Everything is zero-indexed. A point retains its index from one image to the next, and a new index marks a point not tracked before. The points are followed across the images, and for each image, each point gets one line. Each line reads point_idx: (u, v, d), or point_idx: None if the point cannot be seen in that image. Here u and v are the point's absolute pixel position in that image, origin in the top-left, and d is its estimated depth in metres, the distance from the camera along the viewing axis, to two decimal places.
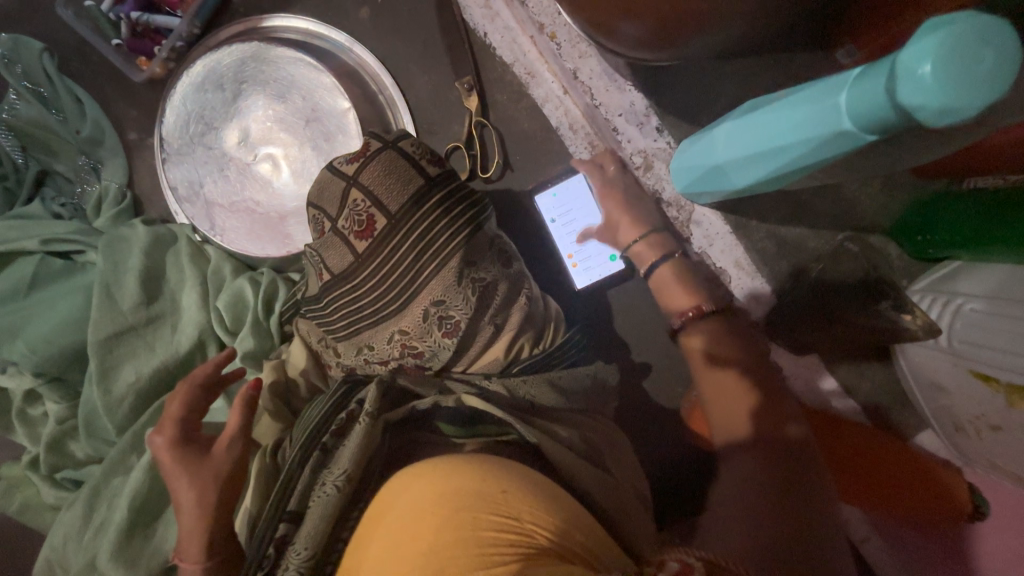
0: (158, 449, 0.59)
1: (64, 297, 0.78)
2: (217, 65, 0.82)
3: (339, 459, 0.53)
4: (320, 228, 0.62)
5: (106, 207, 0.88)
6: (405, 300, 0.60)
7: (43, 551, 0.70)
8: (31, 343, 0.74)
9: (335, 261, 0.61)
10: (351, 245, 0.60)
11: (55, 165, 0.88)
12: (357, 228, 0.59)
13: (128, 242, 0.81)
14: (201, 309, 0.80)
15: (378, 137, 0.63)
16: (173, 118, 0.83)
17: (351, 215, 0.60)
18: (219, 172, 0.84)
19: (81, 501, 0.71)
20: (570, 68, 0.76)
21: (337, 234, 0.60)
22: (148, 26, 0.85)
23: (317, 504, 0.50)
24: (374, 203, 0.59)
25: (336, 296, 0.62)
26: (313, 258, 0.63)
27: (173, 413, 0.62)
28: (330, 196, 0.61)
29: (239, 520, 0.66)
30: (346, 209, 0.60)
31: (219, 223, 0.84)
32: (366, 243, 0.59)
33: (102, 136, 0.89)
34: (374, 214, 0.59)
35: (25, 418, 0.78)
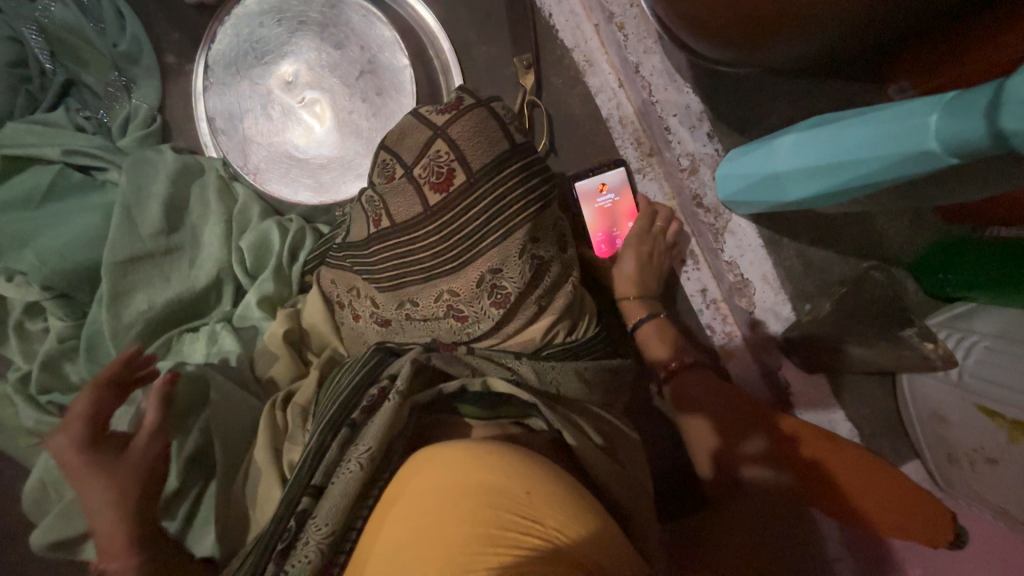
0: (62, 450, 0.54)
1: (83, 213, 0.75)
2: (280, 2, 0.80)
3: (364, 436, 0.52)
4: (389, 173, 0.60)
5: (133, 128, 0.84)
6: (463, 263, 0.59)
7: (32, 478, 0.65)
8: (42, 255, 0.71)
9: (400, 209, 0.59)
10: (423, 195, 0.58)
11: (84, 76, 0.83)
12: (435, 180, 0.57)
13: (154, 167, 0.78)
14: (223, 247, 0.78)
15: (471, 94, 0.61)
16: (224, 45, 0.80)
17: (431, 165, 0.58)
18: (261, 109, 0.81)
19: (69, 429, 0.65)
20: (633, 61, 0.77)
21: (411, 181, 0.58)
22: None
23: (340, 481, 0.50)
24: (457, 157, 0.57)
25: (391, 244, 0.60)
26: (375, 202, 0.61)
27: (77, 410, 0.56)
28: (409, 144, 0.59)
29: (240, 476, 0.64)
30: (426, 158, 0.58)
31: (253, 161, 0.82)
32: (440, 198, 0.57)
33: (139, 54, 0.86)
34: (455, 169, 0.57)
35: (22, 331, 0.74)
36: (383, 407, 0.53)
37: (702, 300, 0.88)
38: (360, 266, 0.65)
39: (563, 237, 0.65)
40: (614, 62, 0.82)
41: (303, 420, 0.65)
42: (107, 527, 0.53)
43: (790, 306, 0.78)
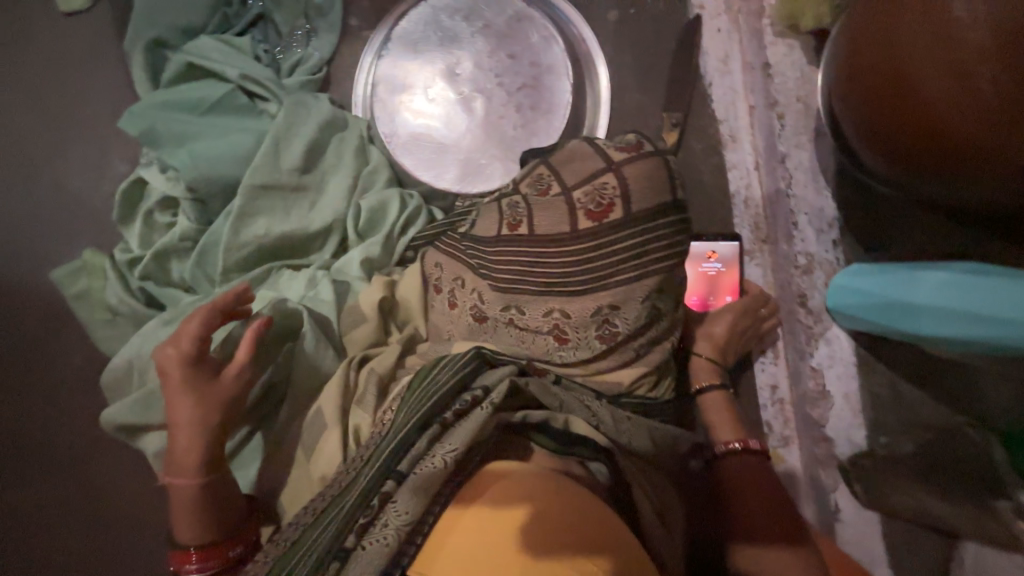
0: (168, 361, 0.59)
1: (239, 132, 0.81)
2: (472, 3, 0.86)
3: (452, 435, 0.54)
4: (545, 190, 0.66)
5: (300, 71, 0.90)
6: (588, 289, 0.63)
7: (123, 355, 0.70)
8: (194, 158, 0.77)
9: (548, 222, 0.65)
10: (576, 218, 0.64)
11: (274, 13, 0.91)
12: (592, 208, 0.63)
13: (310, 111, 0.84)
14: (345, 200, 0.83)
15: (648, 142, 0.65)
16: (410, 25, 0.86)
17: (593, 194, 0.63)
18: (421, 89, 0.86)
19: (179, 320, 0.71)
20: (782, 151, 0.78)
21: (568, 202, 0.64)
22: None
23: (424, 474, 0.51)
24: (621, 195, 0.62)
25: (528, 250, 0.66)
26: (522, 207, 0.67)
27: (190, 329, 0.59)
28: (576, 168, 0.65)
29: (305, 422, 0.67)
30: (589, 186, 0.64)
31: (396, 131, 0.86)
32: (592, 225, 0.63)
33: (326, 8, 0.92)
34: (615, 205, 0.63)
35: (151, 219, 0.80)
36: (474, 412, 0.55)
37: (769, 396, 0.83)
38: (482, 260, 0.69)
39: (679, 296, 0.68)
40: (758, 145, 0.83)
41: (378, 391, 0.66)
42: (188, 446, 0.59)
43: (864, 433, 0.77)
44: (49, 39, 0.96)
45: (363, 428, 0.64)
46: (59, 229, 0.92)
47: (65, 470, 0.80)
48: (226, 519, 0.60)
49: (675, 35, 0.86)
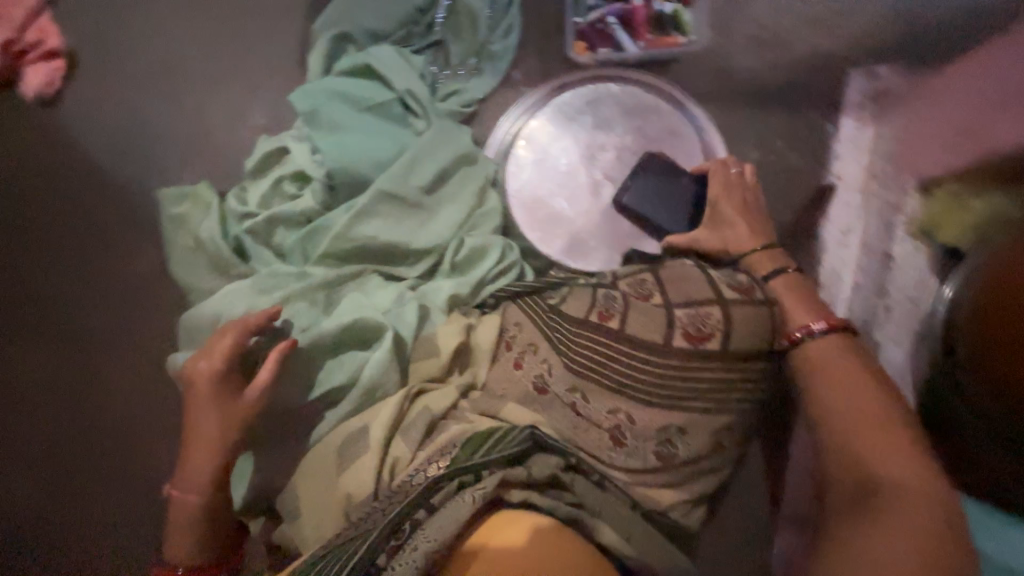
0: (196, 372, 0.68)
1: (384, 139, 0.86)
2: (632, 98, 0.89)
3: (483, 480, 0.61)
4: (644, 296, 0.68)
5: (454, 100, 0.95)
6: (662, 405, 0.65)
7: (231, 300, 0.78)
8: (342, 150, 0.83)
9: (643, 328, 0.66)
10: (671, 334, 0.66)
11: (452, 44, 0.97)
12: (690, 332, 0.65)
13: (451, 141, 0.89)
14: (452, 231, 0.86)
15: (759, 288, 0.69)
16: (570, 98, 0.90)
17: (695, 318, 0.66)
18: (558, 159, 0.89)
19: (275, 300, 0.78)
20: (879, 341, 0.82)
21: (670, 317, 0.66)
22: (609, 31, 0.92)
23: (455, 507, 0.58)
24: (722, 331, 0.65)
25: (612, 346, 0.67)
26: (619, 303, 0.69)
27: (223, 345, 0.70)
28: (685, 287, 0.68)
29: (347, 429, 0.69)
30: (693, 309, 0.66)
31: (521, 188, 0.89)
32: (686, 347, 0.65)
33: (498, 54, 0.97)
34: (714, 337, 0.65)
35: (279, 187, 0.85)
36: (504, 467, 0.62)
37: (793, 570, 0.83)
38: (562, 336, 0.70)
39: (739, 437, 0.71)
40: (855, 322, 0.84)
41: (426, 428, 0.68)
42: (200, 457, 0.67)
43: None
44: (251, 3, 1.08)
45: (400, 461, 0.66)
46: (205, 172, 1.04)
47: (137, 365, 0.93)
48: (216, 531, 0.67)
49: (813, 190, 0.88)
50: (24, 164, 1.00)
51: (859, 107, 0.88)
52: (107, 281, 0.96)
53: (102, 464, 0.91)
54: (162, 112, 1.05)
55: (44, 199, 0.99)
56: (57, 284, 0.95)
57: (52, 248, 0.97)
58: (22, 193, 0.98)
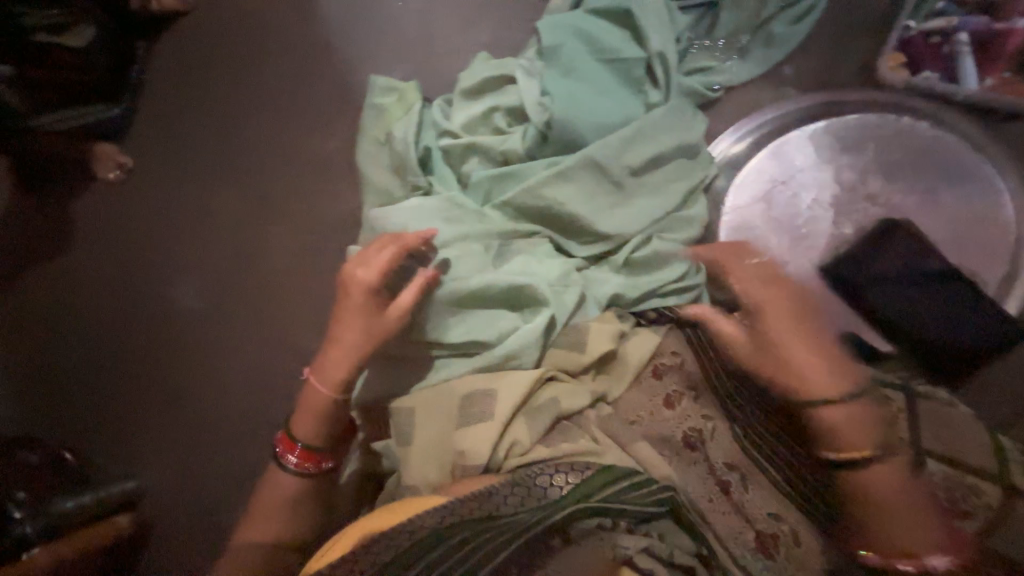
0: (355, 279, 0.70)
1: (614, 101, 0.77)
2: (933, 157, 0.72)
3: (623, 535, 0.55)
4: (891, 421, 0.57)
5: (701, 78, 0.81)
6: (852, 549, 0.54)
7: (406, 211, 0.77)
8: (570, 100, 0.76)
9: (883, 459, 0.54)
10: (911, 485, 0.53)
11: (729, 9, 0.80)
12: (937, 495, 0.53)
13: (684, 127, 0.78)
14: (644, 224, 0.76)
15: None
16: (854, 127, 0.75)
17: (949, 485, 0.54)
18: (803, 189, 0.75)
19: (456, 231, 0.76)
20: None
21: (915, 464, 0.54)
22: (947, 57, 0.74)
23: (592, 551, 0.54)
24: (976, 516, 0.53)
25: (830, 455, 0.56)
26: (864, 414, 0.57)
27: (382, 259, 0.71)
28: (946, 438, 0.56)
29: (475, 386, 0.67)
30: (947, 472, 0.54)
31: (743, 203, 0.77)
32: (929, 512, 0.52)
33: (777, 43, 0.80)
34: (963, 516, 0.53)
35: (490, 117, 0.81)
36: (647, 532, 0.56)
37: None
38: (749, 406, 0.63)
39: None
40: None
41: (550, 422, 0.64)
42: (340, 359, 0.70)
43: None
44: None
45: (516, 446, 0.63)
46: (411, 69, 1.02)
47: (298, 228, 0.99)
48: (336, 425, 0.73)
49: None
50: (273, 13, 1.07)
51: None
52: (294, 144, 1.01)
53: (237, 305, 0.96)
54: (397, 3, 1.05)
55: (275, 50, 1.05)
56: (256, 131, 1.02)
57: (266, 97, 1.03)
58: (261, 39, 1.05)
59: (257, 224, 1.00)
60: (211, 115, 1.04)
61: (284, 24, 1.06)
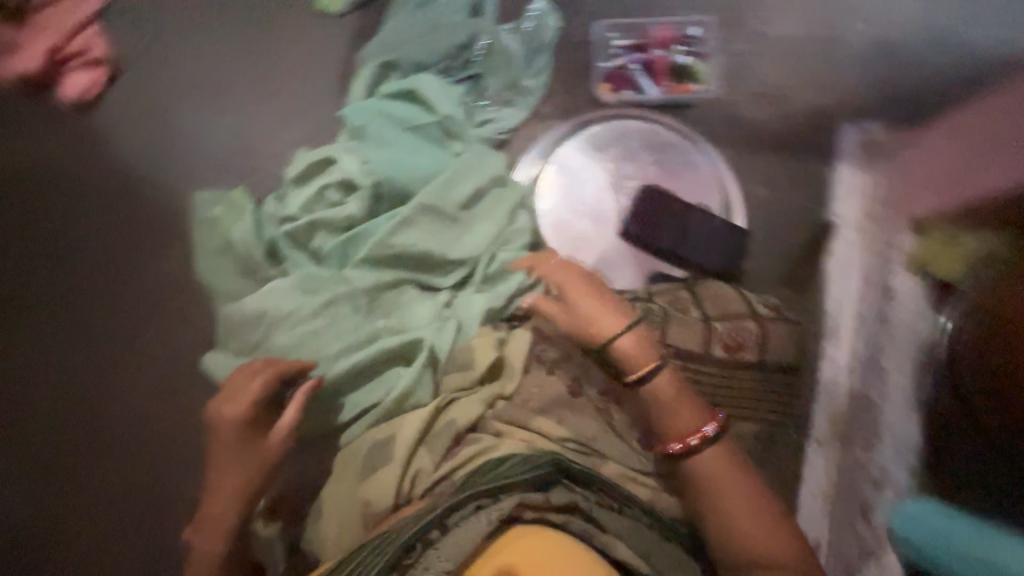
0: (222, 414, 0.73)
1: (426, 157, 0.93)
2: (659, 135, 1.00)
3: (496, 502, 0.67)
4: (685, 311, 0.85)
5: (488, 127, 1.03)
6: (704, 412, 0.74)
7: (268, 303, 0.83)
8: (387, 164, 0.89)
9: (681, 335, 0.81)
10: (706, 343, 0.82)
11: (488, 78, 1.06)
12: (727, 342, 0.82)
13: (490, 162, 0.95)
14: (487, 243, 0.90)
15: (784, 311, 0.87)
16: (603, 130, 1.00)
17: (730, 332, 0.82)
18: (588, 182, 0.97)
19: (320, 299, 0.83)
20: (882, 365, 0.85)
21: (707, 328, 0.82)
22: (631, 75, 1.03)
23: (468, 526, 0.63)
24: (754, 342, 0.81)
25: (655, 357, 0.77)
26: (661, 315, 0.81)
27: (246, 391, 0.75)
28: (718, 306, 0.84)
29: (379, 435, 0.78)
30: (725, 324, 0.84)
31: (552, 205, 0.97)
32: (723, 354, 0.81)
33: (530, 90, 1.06)
34: (743, 348, 0.81)
35: (321, 194, 0.89)
36: (512, 491, 0.68)
37: None
38: (605, 346, 0.78)
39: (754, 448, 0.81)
40: (857, 347, 0.88)
41: (449, 440, 0.77)
42: (222, 507, 0.72)
43: None
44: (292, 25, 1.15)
45: (421, 472, 0.75)
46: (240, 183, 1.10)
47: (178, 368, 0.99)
48: (234, 558, 0.72)
49: (812, 227, 0.97)
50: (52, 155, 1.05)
51: (851, 154, 0.98)
52: (117, 279, 1.03)
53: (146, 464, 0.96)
54: (203, 124, 1.11)
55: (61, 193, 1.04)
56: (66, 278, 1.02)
57: (90, 248, 1.03)
58: (70, 203, 1.05)
59: (92, 366, 0.99)
60: (1, 278, 1.00)
61: (82, 169, 1.06)
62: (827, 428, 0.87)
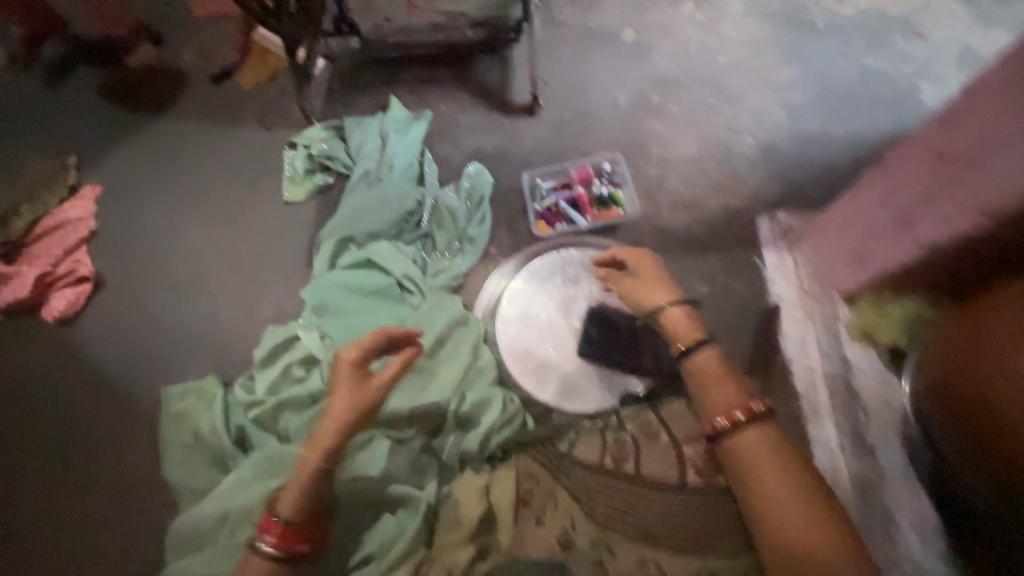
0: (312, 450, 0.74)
1: (388, 318, 1.00)
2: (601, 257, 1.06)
3: None
4: (654, 436, 0.89)
5: (442, 276, 1.12)
6: (682, 545, 0.78)
7: (241, 500, 0.83)
8: (348, 332, 0.94)
9: (649, 466, 0.86)
10: (670, 473, 0.86)
11: (436, 233, 1.18)
12: (691, 469, 0.85)
13: (446, 309, 1.01)
14: (454, 389, 0.92)
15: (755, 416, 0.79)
16: (549, 259, 1.06)
17: (695, 456, 0.86)
18: (542, 311, 1.01)
19: (281, 488, 0.82)
20: (870, 443, 0.83)
21: (669, 455, 0.87)
22: (563, 211, 1.14)
23: None
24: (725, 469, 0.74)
25: (631, 493, 0.82)
26: (634, 444, 0.87)
27: (333, 419, 0.76)
28: (678, 428, 0.90)
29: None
30: (681, 451, 0.87)
31: (512, 339, 0.99)
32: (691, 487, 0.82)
33: (477, 237, 1.17)
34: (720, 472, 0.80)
35: (288, 372, 0.92)
36: None
37: None
38: (591, 480, 0.84)
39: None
40: (842, 427, 0.87)
41: None
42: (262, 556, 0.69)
43: None
44: (266, 220, 1.32)
45: None
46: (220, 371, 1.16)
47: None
48: None
49: (759, 312, 1.02)
50: (56, 382, 1.18)
51: (774, 242, 1.07)
52: (105, 492, 1.09)
53: None
54: (186, 322, 1.22)
55: (54, 418, 1.14)
56: (60, 502, 1.09)
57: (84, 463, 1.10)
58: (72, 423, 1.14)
59: None
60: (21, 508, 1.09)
61: (84, 391, 1.17)
62: None
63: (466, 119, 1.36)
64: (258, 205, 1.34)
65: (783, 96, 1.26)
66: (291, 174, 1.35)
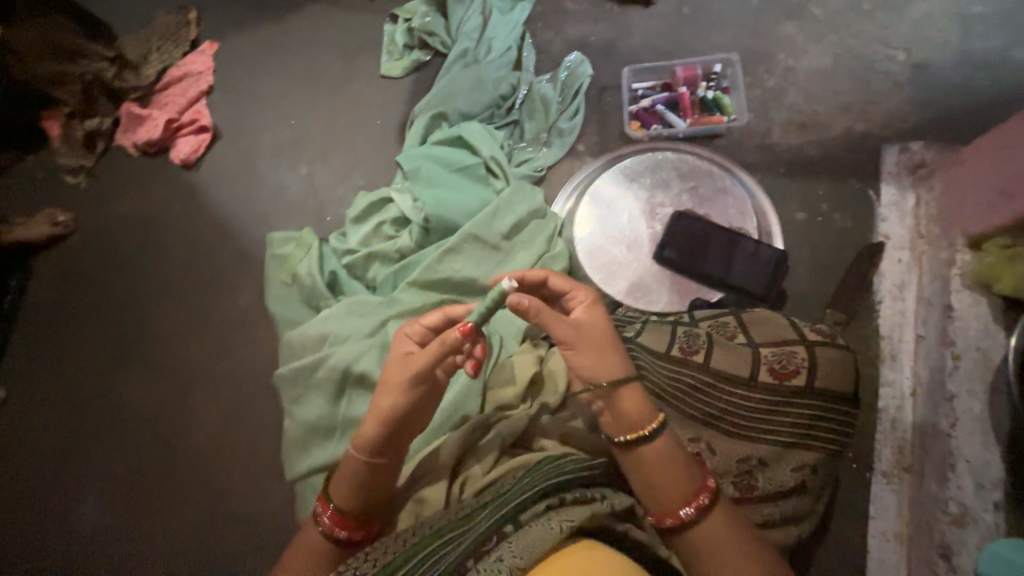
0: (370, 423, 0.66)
1: (471, 193, 1.02)
2: (695, 163, 1.02)
3: (569, 511, 0.63)
4: (730, 335, 0.78)
5: (528, 165, 1.12)
6: (755, 432, 0.72)
7: (325, 326, 0.94)
8: (434, 200, 0.99)
9: (726, 360, 0.75)
10: (754, 369, 0.74)
11: (526, 122, 1.16)
12: (777, 368, 0.74)
13: (528, 194, 1.01)
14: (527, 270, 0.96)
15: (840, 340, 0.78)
16: (640, 160, 1.03)
17: (779, 357, 0.75)
18: (627, 211, 1.01)
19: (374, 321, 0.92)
20: (950, 390, 0.79)
21: (756, 355, 0.75)
22: (660, 112, 1.07)
23: (540, 529, 0.59)
24: (807, 368, 0.73)
25: (701, 381, 0.75)
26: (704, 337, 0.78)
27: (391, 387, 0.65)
28: (764, 332, 0.78)
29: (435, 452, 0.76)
30: (775, 350, 0.75)
31: (591, 235, 1.01)
32: (774, 380, 0.73)
33: (567, 131, 1.14)
34: (800, 372, 0.73)
35: (381, 230, 1.01)
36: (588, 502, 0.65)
37: None
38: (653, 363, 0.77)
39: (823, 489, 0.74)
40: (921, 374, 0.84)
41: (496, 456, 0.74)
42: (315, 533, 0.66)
43: None
44: (364, 94, 1.35)
45: (468, 480, 0.72)
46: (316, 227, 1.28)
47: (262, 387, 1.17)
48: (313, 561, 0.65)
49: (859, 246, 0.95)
50: (180, 217, 1.35)
51: (897, 177, 0.96)
52: (208, 311, 1.25)
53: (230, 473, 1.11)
54: (288, 179, 1.33)
55: (176, 244, 1.32)
56: (167, 310, 1.26)
57: (196, 283, 1.27)
58: (186, 249, 1.31)
59: (180, 381, 1.19)
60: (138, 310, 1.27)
61: (201, 224, 1.33)
62: (892, 460, 0.85)
63: (574, 5, 1.26)
64: (357, 75, 1.37)
65: (960, 8, 1.05)
66: (391, 48, 1.36)
